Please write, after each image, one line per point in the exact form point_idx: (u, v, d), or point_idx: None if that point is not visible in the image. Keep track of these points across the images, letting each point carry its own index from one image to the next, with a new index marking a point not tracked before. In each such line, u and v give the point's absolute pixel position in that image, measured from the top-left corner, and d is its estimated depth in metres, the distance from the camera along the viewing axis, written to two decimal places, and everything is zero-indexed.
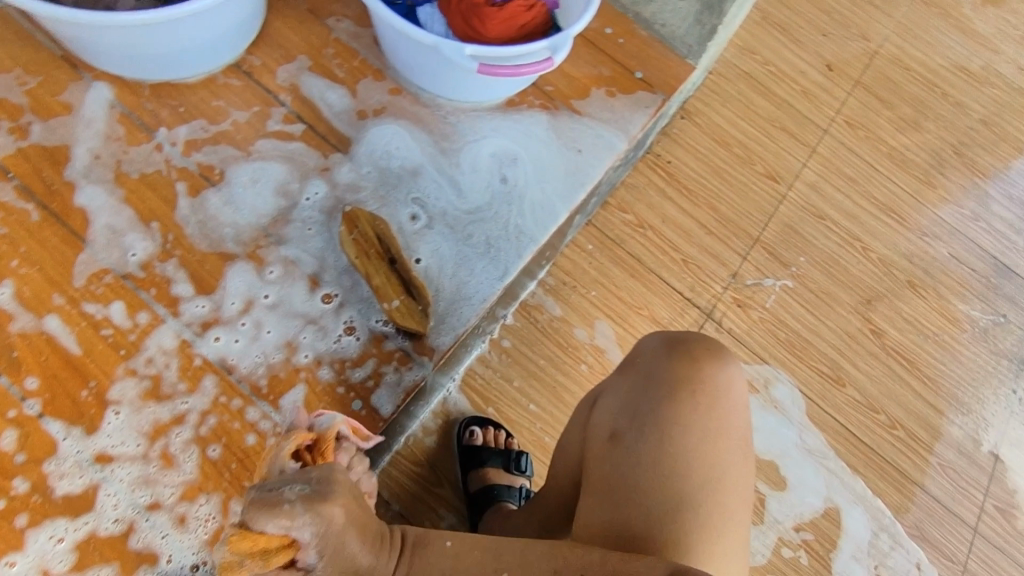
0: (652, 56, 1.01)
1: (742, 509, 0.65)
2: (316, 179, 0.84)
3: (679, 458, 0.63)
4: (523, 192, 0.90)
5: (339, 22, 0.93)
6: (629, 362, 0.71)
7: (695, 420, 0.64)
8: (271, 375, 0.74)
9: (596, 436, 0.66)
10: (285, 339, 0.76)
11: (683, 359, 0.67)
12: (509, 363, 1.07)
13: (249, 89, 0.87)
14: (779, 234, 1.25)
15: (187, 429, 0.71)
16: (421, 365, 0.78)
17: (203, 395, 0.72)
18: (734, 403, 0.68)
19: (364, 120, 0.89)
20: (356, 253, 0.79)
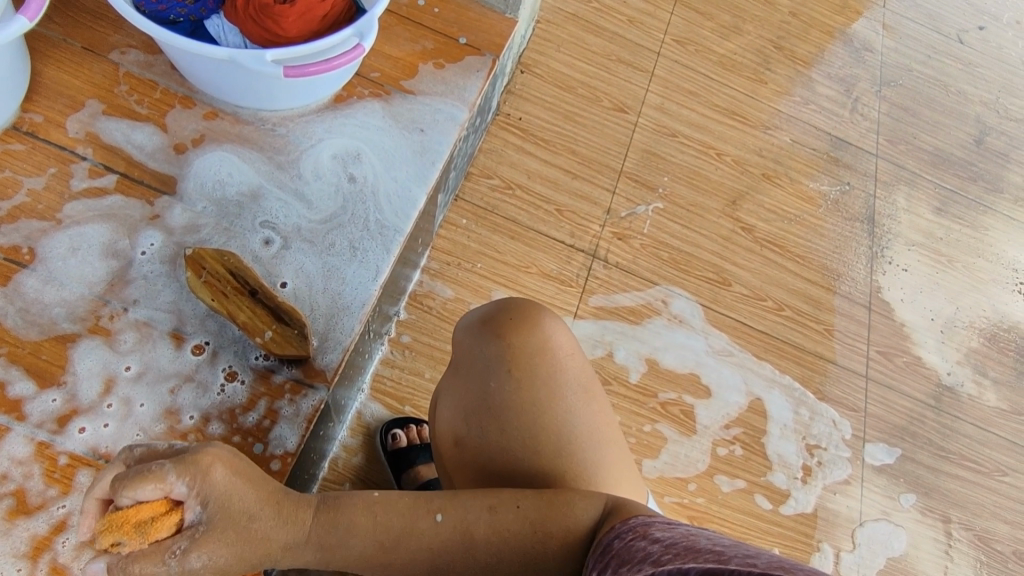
0: (472, 19, 0.99)
1: (609, 446, 0.67)
2: (147, 230, 0.78)
3: (525, 436, 0.65)
4: (375, 186, 0.87)
5: (125, 54, 0.84)
6: (455, 355, 0.72)
7: (526, 394, 0.66)
8: None
9: (448, 442, 0.69)
10: (162, 407, 0.70)
11: (493, 338, 0.67)
12: (415, 357, 1.05)
13: (37, 151, 0.78)
14: (639, 161, 1.30)
15: (73, 534, 0.65)
16: (316, 390, 0.75)
17: (80, 492, 0.66)
18: (561, 355, 0.68)
19: (184, 154, 0.82)
20: (212, 296, 0.73)
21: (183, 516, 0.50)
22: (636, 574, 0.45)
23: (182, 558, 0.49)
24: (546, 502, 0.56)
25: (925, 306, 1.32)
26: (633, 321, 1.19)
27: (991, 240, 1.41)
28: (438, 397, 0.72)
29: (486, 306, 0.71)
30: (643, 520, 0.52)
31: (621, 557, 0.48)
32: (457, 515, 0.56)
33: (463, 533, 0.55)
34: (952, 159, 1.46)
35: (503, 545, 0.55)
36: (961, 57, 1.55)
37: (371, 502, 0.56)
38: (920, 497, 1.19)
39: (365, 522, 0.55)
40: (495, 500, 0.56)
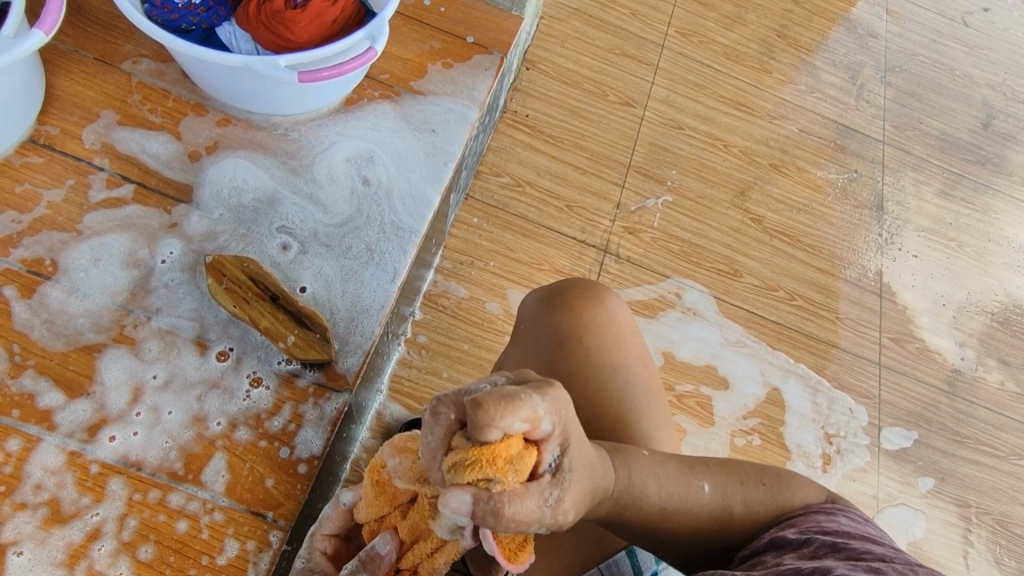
0: (478, 17, 0.99)
1: (663, 425, 0.69)
2: (166, 239, 0.78)
3: (590, 406, 0.65)
4: (389, 189, 0.88)
5: (137, 63, 0.85)
6: (516, 328, 0.73)
7: (593, 364, 0.67)
8: (185, 454, 0.70)
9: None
10: (189, 414, 0.71)
11: (561, 311, 0.69)
12: (431, 356, 1.06)
13: (55, 163, 0.78)
14: (647, 154, 1.30)
15: (108, 541, 0.65)
16: (342, 391, 0.76)
17: (113, 500, 0.67)
18: (624, 331, 0.70)
19: (199, 162, 0.83)
20: (233, 303, 0.74)
21: (540, 456, 0.45)
22: (799, 532, 0.54)
23: (556, 505, 0.46)
24: (774, 481, 0.60)
25: (936, 291, 1.32)
26: (647, 315, 1.19)
27: (1000, 223, 1.41)
28: (497, 370, 0.72)
29: (548, 285, 0.73)
30: (841, 508, 0.58)
31: (792, 520, 0.57)
32: (721, 487, 0.59)
33: (725, 508, 0.58)
34: (959, 143, 1.45)
35: (748, 517, 0.58)
36: (966, 40, 1.55)
37: (649, 463, 0.57)
38: (937, 482, 1.19)
39: (654, 487, 0.56)
40: (742, 475, 0.60)
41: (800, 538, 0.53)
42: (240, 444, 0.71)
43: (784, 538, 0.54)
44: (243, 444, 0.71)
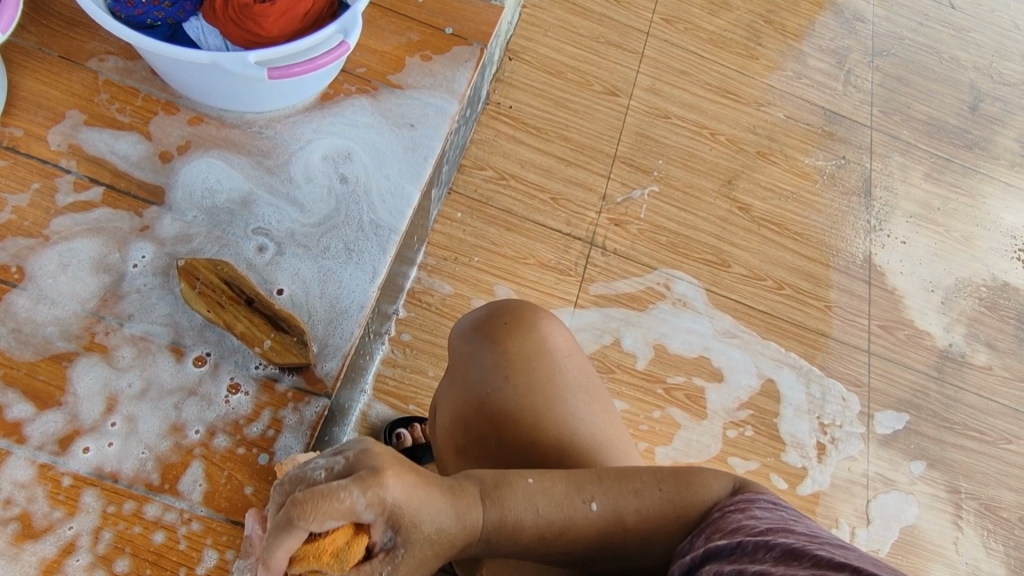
0: (458, 8, 0.97)
1: (613, 450, 0.65)
2: (137, 242, 0.76)
3: (524, 442, 0.63)
4: (367, 186, 0.86)
5: (103, 61, 0.82)
6: (452, 362, 0.70)
7: (524, 398, 0.64)
8: (161, 464, 0.68)
9: (446, 450, 0.67)
10: (166, 422, 0.69)
11: (491, 344, 0.66)
12: (416, 355, 1.04)
13: (20, 166, 0.76)
14: (633, 145, 1.28)
15: (82, 554, 0.64)
16: (322, 397, 0.74)
17: (86, 513, 0.65)
18: (558, 357, 0.67)
19: (170, 162, 0.80)
20: (207, 307, 0.72)
21: (372, 537, 0.47)
22: (726, 539, 0.50)
23: None
24: (676, 482, 0.57)
25: (924, 277, 1.32)
26: (636, 307, 1.18)
27: (987, 208, 1.40)
28: (437, 405, 0.70)
29: (481, 310, 0.70)
30: (749, 498, 0.55)
31: (718, 526, 0.53)
32: (610, 504, 0.55)
33: (616, 522, 0.55)
34: (946, 127, 1.44)
35: (648, 528, 0.56)
36: (953, 23, 1.54)
37: (529, 492, 0.54)
38: (928, 468, 1.19)
39: (530, 517, 0.53)
40: (639, 484, 0.56)
41: (730, 544, 0.48)
42: (217, 452, 0.70)
43: (714, 550, 0.49)
44: (221, 452, 0.70)
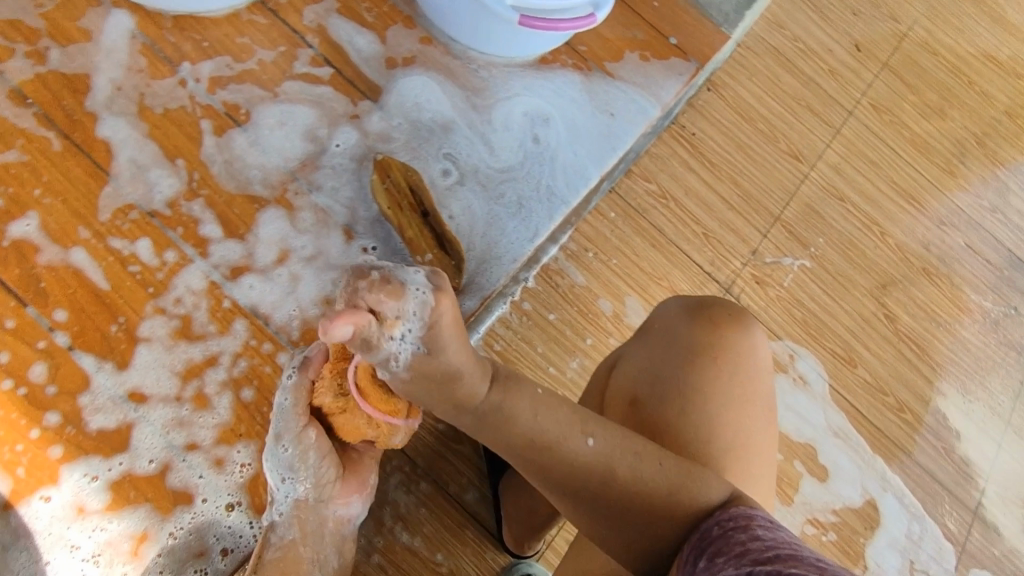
0: (687, 22, 0.97)
1: (767, 477, 0.64)
2: (346, 126, 0.82)
3: (704, 423, 0.61)
4: (555, 153, 0.88)
5: None
6: (652, 326, 0.68)
7: (719, 385, 0.63)
8: (306, 326, 0.71)
9: (618, 400, 0.65)
10: (322, 293, 0.73)
11: (702, 323, 0.65)
12: (529, 325, 1.05)
13: (274, 27, 0.83)
14: (800, 214, 1.24)
15: (221, 371, 0.67)
16: (459, 326, 0.76)
17: (234, 337, 0.69)
18: (760, 367, 0.66)
19: (393, 69, 0.86)
20: (388, 203, 0.77)
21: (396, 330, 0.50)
22: (733, 567, 0.46)
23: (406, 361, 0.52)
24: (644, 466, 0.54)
25: None
26: None
27: None
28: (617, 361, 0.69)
29: (693, 296, 0.70)
30: (747, 512, 0.52)
31: (718, 546, 0.50)
32: (610, 450, 0.54)
33: (607, 469, 0.54)
34: None
35: (646, 493, 0.54)
36: None
37: (536, 402, 0.55)
38: None
39: (526, 416, 0.54)
40: (640, 448, 0.55)
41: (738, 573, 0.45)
42: None
43: None
44: None
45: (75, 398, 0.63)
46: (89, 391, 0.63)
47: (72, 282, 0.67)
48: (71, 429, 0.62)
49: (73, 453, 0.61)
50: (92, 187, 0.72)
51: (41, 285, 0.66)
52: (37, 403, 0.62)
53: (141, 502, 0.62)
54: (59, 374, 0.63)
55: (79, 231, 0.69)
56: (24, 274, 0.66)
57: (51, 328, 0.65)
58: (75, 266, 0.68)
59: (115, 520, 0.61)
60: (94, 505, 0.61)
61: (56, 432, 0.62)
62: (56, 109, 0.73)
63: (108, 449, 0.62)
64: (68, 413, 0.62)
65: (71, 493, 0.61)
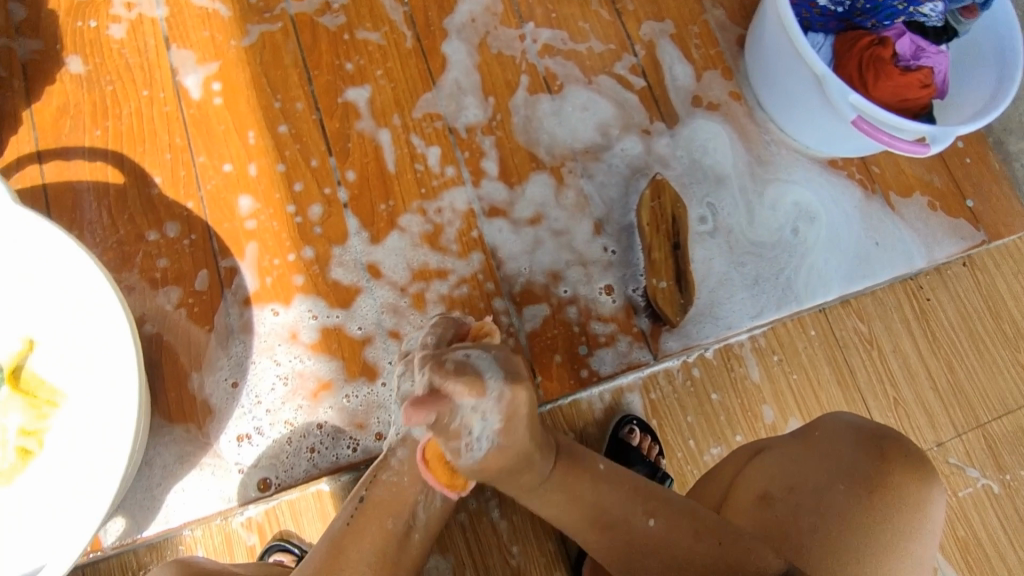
0: (995, 192, 0.88)
1: None
2: (634, 136, 0.85)
3: (842, 558, 0.54)
4: (808, 251, 0.84)
5: (715, 8, 0.91)
6: (812, 433, 0.60)
7: (870, 527, 0.55)
8: (527, 287, 0.75)
9: (745, 492, 0.58)
10: (553, 267, 0.76)
11: (874, 457, 0.57)
12: (691, 392, 0.77)
13: (614, 27, 0.89)
14: (1012, 429, 0.82)
15: (445, 286, 0.72)
16: (653, 360, 0.76)
17: (469, 263, 0.73)
18: (926, 529, 0.57)
19: (697, 107, 0.87)
20: (649, 220, 0.77)
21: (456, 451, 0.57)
22: None
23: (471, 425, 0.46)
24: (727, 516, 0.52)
25: None
26: None
27: None
28: (762, 447, 0.62)
29: (868, 421, 0.61)
30: None
31: None
32: (665, 526, 0.53)
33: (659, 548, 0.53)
34: None
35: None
36: None
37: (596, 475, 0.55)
38: None
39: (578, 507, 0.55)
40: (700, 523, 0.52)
41: None
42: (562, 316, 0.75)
43: None
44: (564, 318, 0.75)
45: (330, 246, 0.70)
46: (343, 246, 0.70)
47: (371, 154, 0.75)
48: (316, 269, 0.69)
49: (309, 287, 0.68)
50: (418, 89, 0.80)
51: (348, 145, 0.75)
52: (303, 235, 0.70)
53: (336, 357, 0.67)
54: (328, 220, 0.71)
55: (394, 117, 0.78)
56: (342, 131, 0.76)
57: (340, 182, 0.73)
58: (378, 143, 0.76)
59: (312, 360, 0.66)
60: (303, 338, 0.67)
61: (305, 266, 0.69)
62: (421, 16, 0.83)
63: (335, 300, 0.68)
64: (320, 255, 0.70)
65: (291, 320, 0.67)
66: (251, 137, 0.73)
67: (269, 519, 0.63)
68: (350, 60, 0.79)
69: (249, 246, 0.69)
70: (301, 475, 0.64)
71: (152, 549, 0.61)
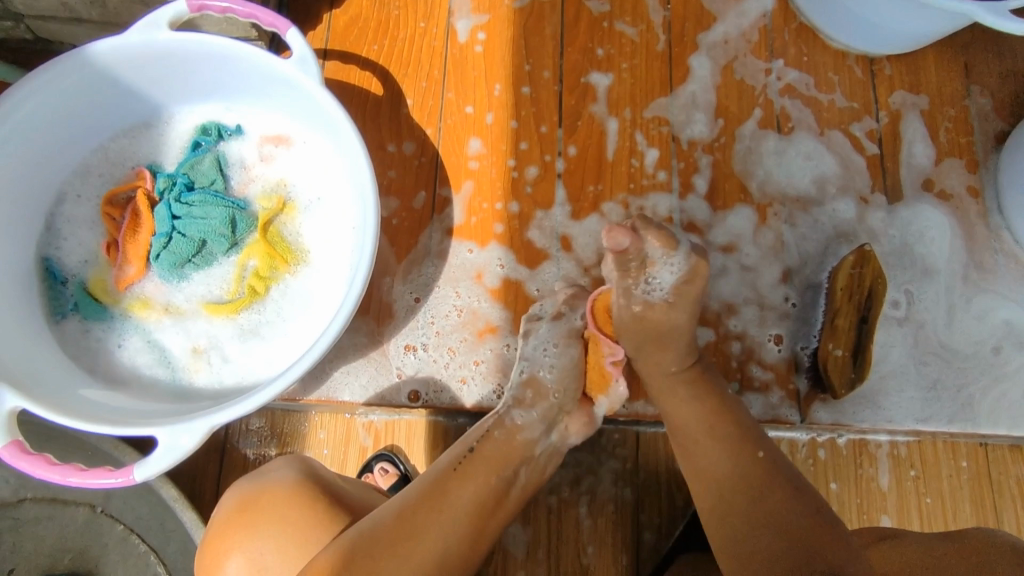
0: None
1: None
2: (850, 200, 0.81)
3: None
4: (1006, 375, 0.77)
5: (979, 96, 0.84)
6: (963, 539, 0.55)
7: None
8: (700, 308, 0.76)
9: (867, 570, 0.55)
10: (730, 299, 0.76)
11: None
12: (808, 472, 0.74)
13: (865, 86, 0.84)
14: None
15: None
16: (798, 424, 0.74)
17: None
18: None
19: (926, 191, 0.81)
20: (843, 286, 0.74)
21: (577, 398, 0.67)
22: None
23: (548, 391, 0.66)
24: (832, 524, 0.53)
25: None
26: None
27: None
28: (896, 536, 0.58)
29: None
30: None
31: None
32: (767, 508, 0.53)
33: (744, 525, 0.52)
34: None
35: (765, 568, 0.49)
36: None
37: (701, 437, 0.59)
38: None
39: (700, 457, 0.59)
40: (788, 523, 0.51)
41: None
42: (724, 348, 0.75)
43: None
44: (726, 350, 0.75)
45: (534, 208, 0.75)
46: (546, 212, 0.75)
47: (594, 138, 0.78)
48: (517, 224, 0.74)
49: (505, 238, 0.74)
50: (654, 91, 0.81)
51: (577, 123, 0.79)
52: (514, 191, 0.75)
53: (509, 308, 0.71)
54: (540, 184, 0.76)
55: (625, 110, 0.80)
56: (576, 109, 0.79)
57: (560, 154, 0.77)
58: (605, 130, 0.79)
59: (488, 303, 0.71)
60: (487, 281, 0.72)
61: (509, 218, 0.74)
62: (677, 23, 0.84)
63: (524, 257, 0.73)
64: (524, 212, 0.75)
65: (482, 262, 0.73)
66: (497, 90, 0.79)
67: (387, 430, 0.69)
68: (601, 46, 0.82)
69: (466, 184, 0.75)
70: (448, 401, 0.68)
71: (288, 416, 0.70)
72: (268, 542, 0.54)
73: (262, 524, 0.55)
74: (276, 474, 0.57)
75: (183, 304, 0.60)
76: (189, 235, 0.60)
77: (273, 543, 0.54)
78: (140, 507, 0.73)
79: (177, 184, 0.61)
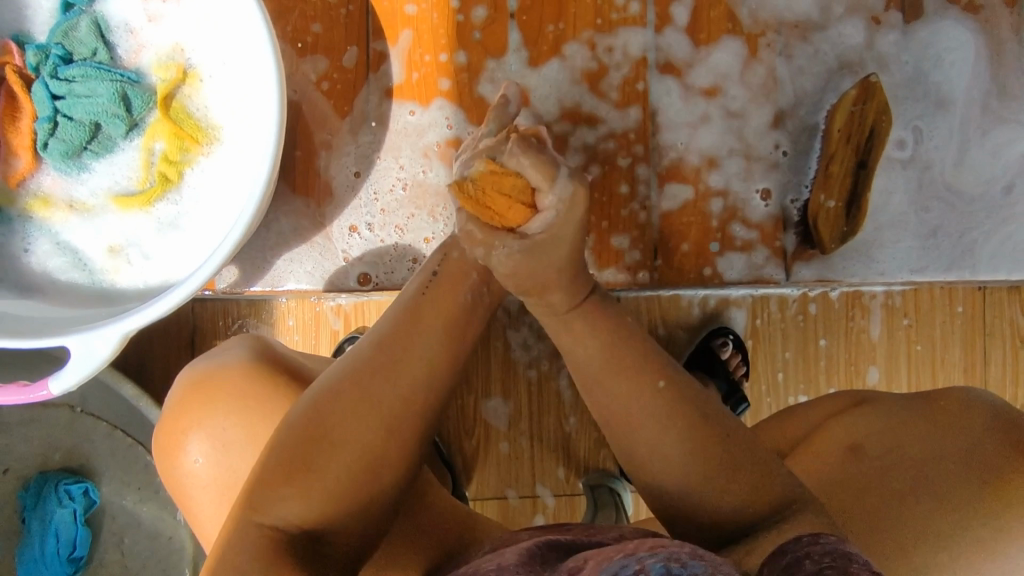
0: None
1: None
2: (859, 22, 0.69)
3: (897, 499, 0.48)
4: (1017, 217, 0.70)
5: None
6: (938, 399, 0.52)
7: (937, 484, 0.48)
8: (678, 163, 0.68)
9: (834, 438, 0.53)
10: (712, 150, 0.68)
11: (997, 439, 0.49)
12: (796, 329, 0.71)
13: None
14: None
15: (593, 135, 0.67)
16: (785, 281, 0.69)
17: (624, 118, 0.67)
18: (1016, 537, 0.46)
19: (950, 5, 0.69)
20: (841, 126, 0.67)
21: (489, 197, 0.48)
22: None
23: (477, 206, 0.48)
24: None
25: None
26: None
27: None
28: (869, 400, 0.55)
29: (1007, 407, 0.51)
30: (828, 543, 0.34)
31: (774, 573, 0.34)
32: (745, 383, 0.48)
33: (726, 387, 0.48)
34: None
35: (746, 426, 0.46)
36: None
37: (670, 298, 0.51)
38: None
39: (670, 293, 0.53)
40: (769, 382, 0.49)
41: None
42: (705, 205, 0.68)
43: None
44: (706, 208, 0.68)
45: (485, 58, 0.65)
46: (499, 61, 0.65)
47: None
48: (465, 78, 0.65)
49: (452, 95, 0.65)
50: None
51: None
52: (460, 38, 0.65)
53: None
54: (490, 27, 0.65)
55: None
56: None
57: None
58: None
59: (437, 173, 0.64)
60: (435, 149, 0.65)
61: (456, 71, 0.65)
62: None
63: (475, 117, 0.65)
64: (472, 63, 0.65)
65: (427, 125, 0.64)
66: None
67: (356, 312, 0.66)
68: None
69: (404, 34, 0.64)
70: (401, 281, 0.64)
71: (251, 305, 0.66)
72: (229, 417, 0.52)
73: (214, 406, 0.53)
74: (228, 353, 0.55)
75: (88, 199, 0.54)
76: (77, 118, 0.52)
77: (239, 418, 0.52)
78: (113, 405, 0.71)
79: (51, 57, 0.52)
